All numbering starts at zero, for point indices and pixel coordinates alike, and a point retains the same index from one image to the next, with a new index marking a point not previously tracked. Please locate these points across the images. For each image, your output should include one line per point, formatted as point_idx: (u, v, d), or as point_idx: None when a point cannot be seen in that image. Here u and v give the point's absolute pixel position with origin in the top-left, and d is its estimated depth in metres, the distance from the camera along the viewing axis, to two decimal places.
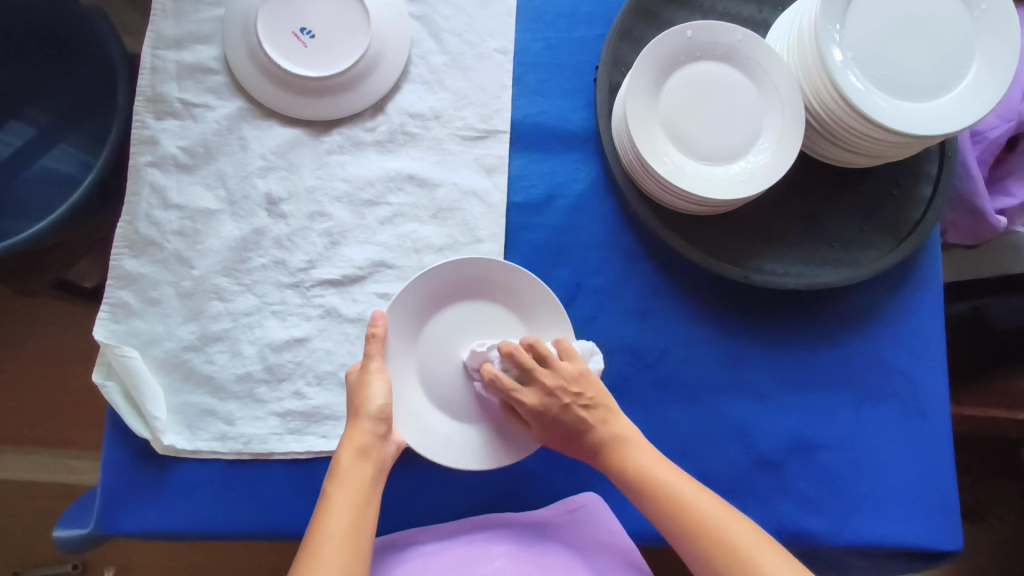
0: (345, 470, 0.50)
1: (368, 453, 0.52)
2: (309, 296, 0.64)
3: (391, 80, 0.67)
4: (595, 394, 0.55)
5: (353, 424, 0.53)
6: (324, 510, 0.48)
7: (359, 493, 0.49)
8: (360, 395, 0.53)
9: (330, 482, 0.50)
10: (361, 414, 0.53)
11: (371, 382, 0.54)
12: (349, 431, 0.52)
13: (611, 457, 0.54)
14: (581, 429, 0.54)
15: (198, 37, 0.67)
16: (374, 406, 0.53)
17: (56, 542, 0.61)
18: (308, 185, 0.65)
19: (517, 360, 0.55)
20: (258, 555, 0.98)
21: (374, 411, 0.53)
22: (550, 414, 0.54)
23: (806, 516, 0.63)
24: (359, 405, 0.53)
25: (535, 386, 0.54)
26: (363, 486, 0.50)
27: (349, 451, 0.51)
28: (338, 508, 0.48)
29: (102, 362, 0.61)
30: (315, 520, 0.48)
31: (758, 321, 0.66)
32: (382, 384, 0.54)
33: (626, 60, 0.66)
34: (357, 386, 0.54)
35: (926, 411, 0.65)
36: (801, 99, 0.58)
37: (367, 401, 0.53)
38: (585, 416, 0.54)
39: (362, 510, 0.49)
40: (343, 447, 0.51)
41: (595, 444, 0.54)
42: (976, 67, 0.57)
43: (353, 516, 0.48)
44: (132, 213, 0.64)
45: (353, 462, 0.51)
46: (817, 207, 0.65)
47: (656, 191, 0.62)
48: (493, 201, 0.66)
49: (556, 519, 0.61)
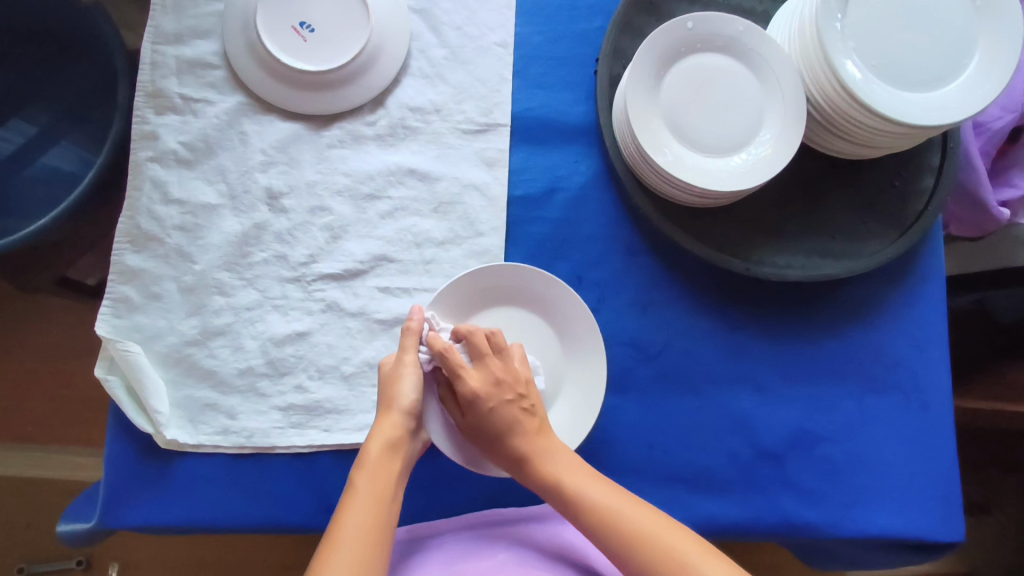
0: (374, 462, 0.50)
1: (397, 448, 0.52)
2: (309, 290, 0.64)
3: (390, 74, 0.67)
4: (536, 404, 0.55)
5: (384, 415, 0.53)
6: (347, 502, 0.49)
7: (386, 490, 0.50)
8: (392, 387, 0.53)
9: (358, 472, 0.50)
10: (396, 406, 0.53)
11: (405, 375, 0.54)
12: (379, 423, 0.53)
13: (540, 475, 0.52)
14: (513, 428, 0.53)
15: (197, 32, 0.67)
16: (409, 399, 0.53)
17: (62, 536, 0.62)
18: (309, 180, 0.65)
19: (472, 342, 0.55)
20: (264, 550, 0.99)
21: (407, 406, 0.53)
22: (490, 404, 0.53)
23: (807, 508, 0.63)
24: (391, 398, 0.53)
25: (483, 370, 0.54)
26: (389, 480, 0.50)
27: (377, 443, 0.51)
28: (364, 501, 0.48)
29: (104, 357, 0.61)
30: (340, 511, 0.48)
31: (758, 313, 0.66)
32: (415, 379, 0.54)
33: (626, 52, 0.66)
34: (389, 377, 0.54)
35: (929, 403, 0.65)
36: (802, 89, 0.58)
37: (403, 392, 0.53)
38: (523, 417, 0.53)
39: (385, 505, 0.49)
40: (372, 440, 0.52)
41: (516, 452, 0.53)
42: (978, 58, 0.57)
43: (376, 511, 0.48)
44: (133, 208, 0.64)
45: (383, 455, 0.51)
46: (820, 200, 0.65)
47: (655, 182, 0.62)
48: (493, 194, 0.66)
49: (559, 513, 0.61)
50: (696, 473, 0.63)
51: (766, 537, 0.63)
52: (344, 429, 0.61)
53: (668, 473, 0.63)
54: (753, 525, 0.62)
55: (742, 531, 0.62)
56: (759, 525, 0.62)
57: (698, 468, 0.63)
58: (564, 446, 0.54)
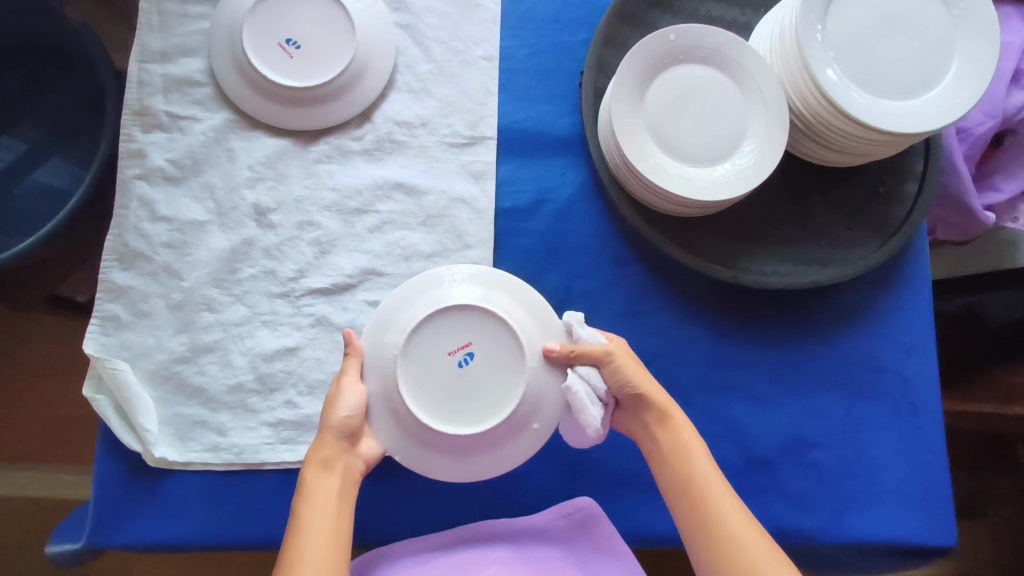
0: (308, 485, 0.51)
1: (333, 465, 0.52)
2: (298, 305, 0.64)
3: (376, 89, 0.67)
4: None
5: (318, 435, 0.53)
6: (293, 526, 0.50)
7: (325, 505, 0.50)
8: (328, 408, 0.53)
9: (297, 497, 0.51)
10: (326, 426, 0.52)
11: (342, 393, 0.53)
12: (313, 445, 0.53)
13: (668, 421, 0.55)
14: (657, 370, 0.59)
15: (184, 50, 0.67)
16: (339, 417, 0.52)
17: (50, 558, 0.61)
18: (296, 196, 0.66)
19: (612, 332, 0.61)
20: (258, 568, 0.97)
21: (338, 425, 0.52)
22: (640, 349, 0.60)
23: (800, 516, 0.63)
24: (326, 418, 0.53)
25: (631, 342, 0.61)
26: (329, 501, 0.51)
27: (313, 468, 0.52)
28: (307, 527, 0.49)
29: (92, 376, 0.61)
30: (289, 539, 0.49)
31: (747, 321, 0.66)
32: (350, 397, 0.53)
33: (610, 65, 0.66)
34: (328, 397, 0.54)
35: (917, 407, 0.66)
36: (784, 98, 0.59)
37: (335, 409, 0.52)
38: None
39: (331, 520, 0.50)
40: (307, 463, 0.52)
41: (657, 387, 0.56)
42: (956, 66, 0.58)
43: (320, 531, 0.49)
44: (120, 226, 0.64)
45: (317, 476, 0.52)
46: (803, 208, 0.65)
47: (641, 193, 0.62)
48: (481, 207, 0.66)
49: (553, 525, 0.60)
50: None
51: None
52: None
53: None
54: None
55: None
56: None
57: None
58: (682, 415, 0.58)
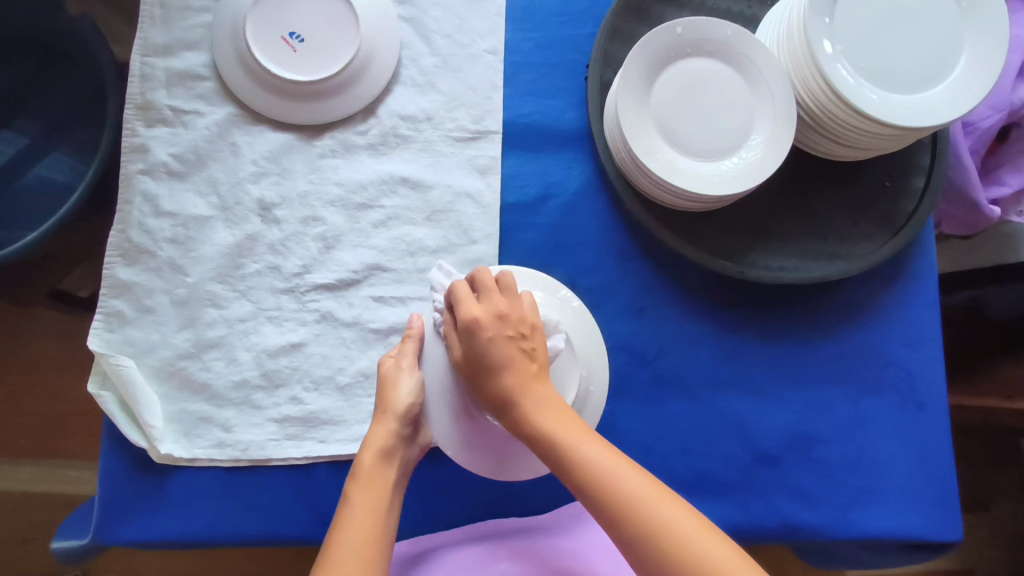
0: (367, 473, 0.51)
1: (390, 457, 0.52)
2: (303, 301, 0.64)
3: (381, 83, 0.66)
4: (538, 348, 0.49)
5: (379, 421, 0.53)
6: (343, 515, 0.49)
7: (381, 499, 0.50)
8: (388, 390, 0.53)
9: (351, 485, 0.51)
10: (389, 412, 0.53)
11: (401, 379, 0.54)
12: (372, 431, 0.53)
13: (530, 423, 0.47)
14: (505, 366, 0.47)
15: (187, 44, 0.67)
16: (403, 404, 0.53)
17: (56, 554, 0.61)
18: (301, 191, 0.65)
19: (481, 280, 0.50)
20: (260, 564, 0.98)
21: (402, 411, 0.53)
22: (487, 335, 0.47)
23: (806, 511, 0.63)
24: (386, 403, 0.53)
25: (490, 301, 0.49)
26: (384, 491, 0.51)
27: (370, 454, 0.51)
28: (359, 516, 0.48)
29: (96, 372, 0.61)
30: (337, 525, 0.48)
31: (752, 317, 0.66)
32: (412, 383, 0.54)
33: (617, 58, 0.66)
34: (386, 380, 0.54)
35: (924, 402, 0.65)
36: (792, 93, 0.58)
37: (397, 397, 0.53)
38: (522, 357, 0.48)
39: (381, 516, 0.49)
40: (365, 449, 0.52)
41: (505, 391, 0.47)
42: (965, 58, 0.58)
43: (373, 521, 0.48)
44: (124, 222, 0.64)
45: (376, 465, 0.51)
46: (812, 203, 0.65)
47: (648, 189, 0.62)
48: (486, 202, 0.66)
49: (563, 523, 0.61)
50: (693, 477, 0.63)
51: (766, 541, 0.63)
52: (340, 440, 0.61)
53: (668, 477, 0.63)
54: (751, 528, 0.63)
55: (742, 533, 0.63)
56: (757, 528, 0.63)
57: (695, 472, 0.63)
58: (558, 397, 0.48)
